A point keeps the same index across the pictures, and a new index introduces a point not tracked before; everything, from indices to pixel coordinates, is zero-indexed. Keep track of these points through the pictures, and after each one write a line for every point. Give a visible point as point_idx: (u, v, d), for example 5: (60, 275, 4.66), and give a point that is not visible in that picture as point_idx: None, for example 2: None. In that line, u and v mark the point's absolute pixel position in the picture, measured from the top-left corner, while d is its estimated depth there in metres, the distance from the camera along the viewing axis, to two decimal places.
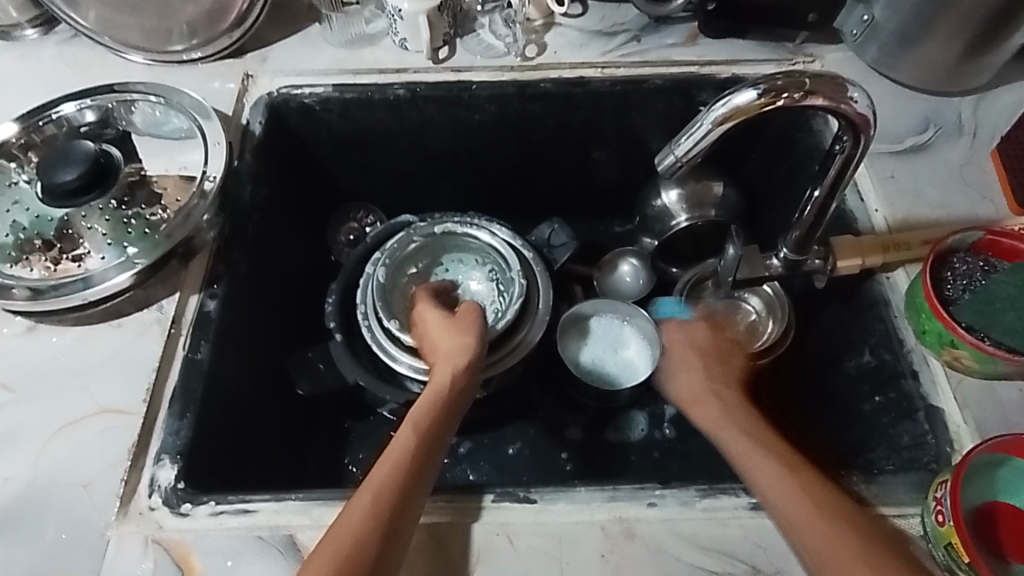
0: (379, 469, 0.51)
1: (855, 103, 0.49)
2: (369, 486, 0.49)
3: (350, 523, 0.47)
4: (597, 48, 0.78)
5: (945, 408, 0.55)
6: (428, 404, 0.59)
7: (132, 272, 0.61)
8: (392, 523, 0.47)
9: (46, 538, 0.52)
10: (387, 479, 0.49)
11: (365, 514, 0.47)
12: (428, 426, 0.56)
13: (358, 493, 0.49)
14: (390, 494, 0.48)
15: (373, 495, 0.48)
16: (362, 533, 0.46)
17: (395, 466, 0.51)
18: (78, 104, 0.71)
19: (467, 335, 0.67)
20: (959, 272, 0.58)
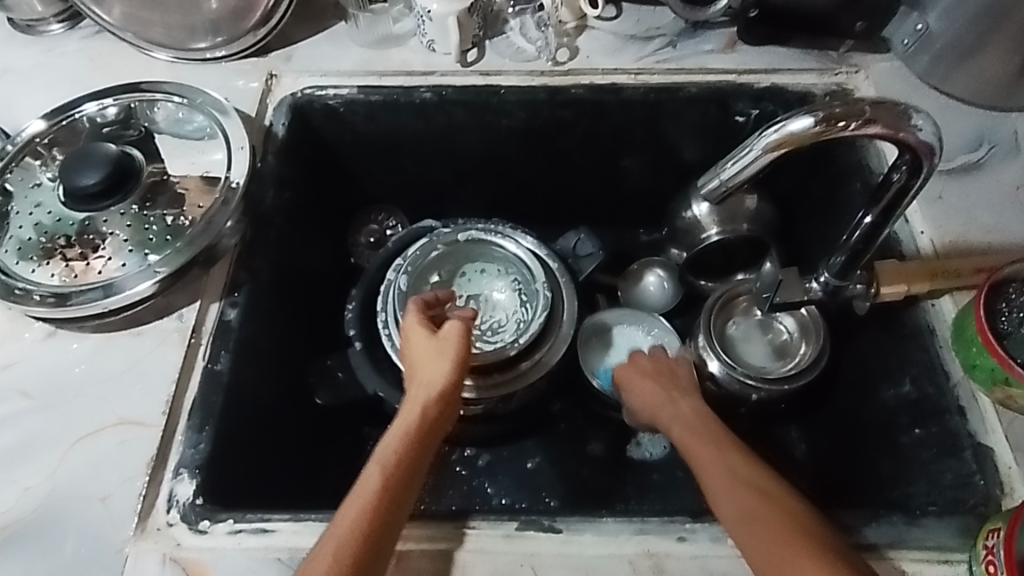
0: (343, 514, 0.47)
1: (918, 131, 0.47)
2: (332, 539, 0.46)
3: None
4: (631, 53, 0.75)
5: (996, 449, 0.53)
6: (402, 430, 0.53)
7: (153, 281, 0.60)
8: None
9: (63, 551, 0.52)
10: (346, 528, 0.46)
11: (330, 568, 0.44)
12: (399, 460, 0.51)
13: (321, 546, 0.46)
14: (349, 549, 0.45)
15: (337, 549, 0.45)
16: None
17: (360, 511, 0.47)
18: (100, 103, 0.70)
19: (454, 357, 0.58)
20: (1015, 303, 0.54)
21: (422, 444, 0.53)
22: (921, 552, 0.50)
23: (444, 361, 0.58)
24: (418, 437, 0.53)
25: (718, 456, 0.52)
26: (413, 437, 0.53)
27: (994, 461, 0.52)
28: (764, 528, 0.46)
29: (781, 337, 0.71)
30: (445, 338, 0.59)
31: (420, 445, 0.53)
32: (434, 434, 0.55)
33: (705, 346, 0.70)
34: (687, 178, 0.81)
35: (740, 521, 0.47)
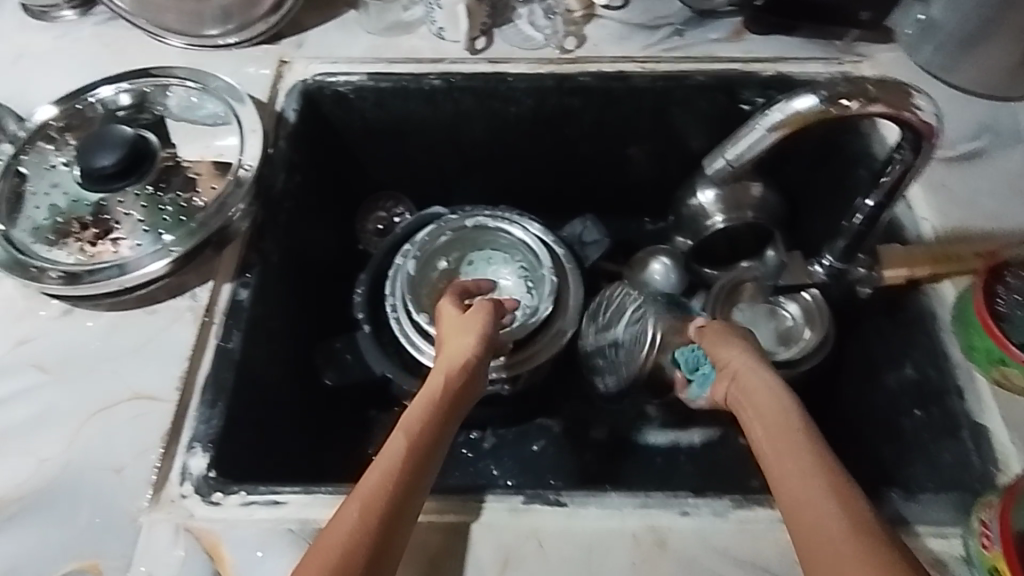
0: (367, 480, 0.46)
1: (920, 111, 0.48)
2: (358, 495, 0.45)
3: (336, 540, 0.42)
4: (638, 41, 0.76)
5: (991, 428, 0.54)
6: (427, 402, 0.53)
7: (168, 260, 0.61)
8: (382, 537, 0.43)
9: (80, 521, 0.53)
10: (369, 494, 0.45)
11: (353, 526, 0.43)
12: (424, 427, 0.51)
13: (344, 509, 0.44)
14: (374, 512, 0.43)
15: (361, 505, 0.44)
16: (352, 546, 0.42)
17: (384, 478, 0.46)
18: (115, 88, 0.71)
19: (478, 335, 0.60)
20: (1013, 287, 0.55)
21: (447, 416, 0.53)
22: (919, 528, 0.51)
23: (468, 340, 0.59)
24: (442, 411, 0.53)
25: (776, 429, 0.46)
26: (439, 407, 0.52)
27: (992, 442, 0.53)
28: (817, 505, 0.40)
29: (785, 324, 0.70)
30: (472, 320, 0.61)
31: (443, 418, 0.52)
32: (458, 409, 0.54)
33: None
34: (693, 167, 0.81)
35: (791, 500, 0.42)
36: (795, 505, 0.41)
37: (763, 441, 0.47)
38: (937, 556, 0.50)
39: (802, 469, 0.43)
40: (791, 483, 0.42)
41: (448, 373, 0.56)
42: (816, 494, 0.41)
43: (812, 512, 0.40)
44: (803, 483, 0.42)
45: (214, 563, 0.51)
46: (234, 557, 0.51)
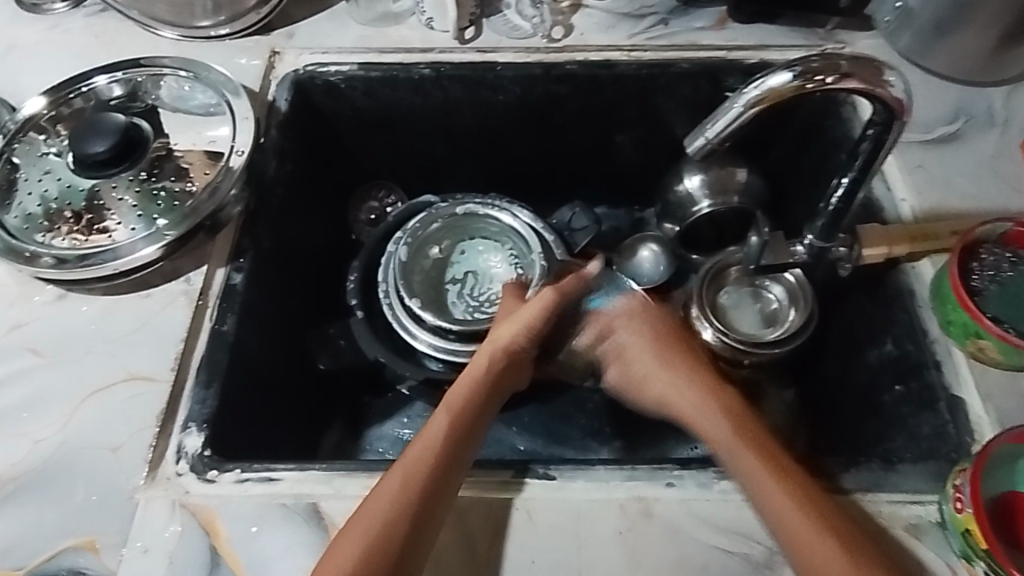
0: (413, 450, 0.51)
1: (891, 87, 0.50)
2: (400, 467, 0.50)
3: (379, 507, 0.47)
4: (624, 30, 0.77)
5: (967, 400, 0.55)
6: (474, 383, 0.56)
7: (162, 244, 0.62)
8: (420, 506, 0.48)
9: (76, 499, 0.54)
10: (412, 468, 0.49)
11: (394, 495, 0.48)
12: (466, 408, 0.54)
13: (389, 474, 0.49)
14: (417, 486, 0.48)
15: (402, 476, 0.49)
16: (390, 514, 0.47)
17: (426, 453, 0.50)
18: (109, 77, 0.72)
19: (534, 323, 0.61)
20: (986, 263, 0.58)
21: (488, 399, 0.56)
22: (896, 496, 0.52)
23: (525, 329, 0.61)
24: (485, 395, 0.56)
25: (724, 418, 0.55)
26: (482, 390, 0.56)
27: (967, 413, 0.55)
28: (767, 482, 0.49)
29: (771, 306, 0.72)
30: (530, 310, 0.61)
31: (487, 401, 0.56)
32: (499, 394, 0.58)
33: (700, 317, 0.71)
34: (679, 154, 0.83)
35: (750, 483, 0.50)
36: (772, 502, 0.48)
37: (727, 439, 0.53)
38: (914, 521, 0.51)
39: (784, 479, 0.49)
40: (776, 488, 0.48)
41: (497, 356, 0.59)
42: (799, 505, 0.47)
43: (796, 514, 0.47)
44: (786, 490, 0.48)
45: (210, 537, 0.52)
46: (230, 532, 0.52)
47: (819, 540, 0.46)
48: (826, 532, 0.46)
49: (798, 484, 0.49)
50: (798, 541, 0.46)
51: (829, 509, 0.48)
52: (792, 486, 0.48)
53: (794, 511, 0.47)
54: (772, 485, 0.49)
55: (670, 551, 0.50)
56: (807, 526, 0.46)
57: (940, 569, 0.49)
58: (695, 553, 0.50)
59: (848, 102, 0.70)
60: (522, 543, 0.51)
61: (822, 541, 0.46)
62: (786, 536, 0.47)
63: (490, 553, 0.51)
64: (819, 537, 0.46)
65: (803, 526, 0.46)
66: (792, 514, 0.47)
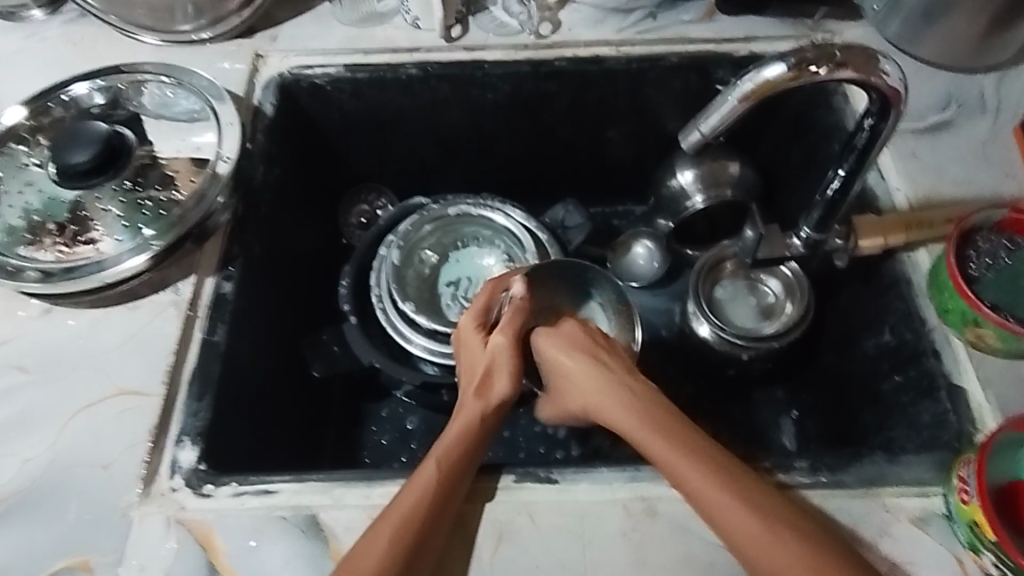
0: (402, 500, 0.48)
1: (886, 76, 0.49)
2: (390, 518, 0.47)
3: (369, 563, 0.45)
4: (612, 25, 0.76)
5: (968, 388, 0.55)
6: (462, 430, 0.53)
7: (148, 255, 0.60)
8: (411, 559, 0.46)
9: (69, 518, 0.52)
10: (399, 523, 0.47)
11: (387, 548, 0.46)
12: (456, 457, 0.51)
13: (377, 525, 0.47)
14: (401, 545, 0.46)
15: (396, 527, 0.47)
16: (384, 567, 0.45)
17: (415, 507, 0.48)
18: (89, 85, 0.70)
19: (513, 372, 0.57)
20: (983, 250, 0.58)
21: (478, 445, 0.53)
22: (901, 487, 0.52)
23: (504, 371, 0.57)
24: (477, 436, 0.53)
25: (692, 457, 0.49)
26: (472, 437, 0.53)
27: (967, 400, 0.55)
28: (753, 532, 0.45)
29: (767, 299, 0.73)
30: (493, 348, 0.58)
31: (477, 444, 0.53)
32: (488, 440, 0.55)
33: (696, 312, 0.72)
34: (670, 150, 0.82)
35: (747, 539, 0.45)
36: (721, 508, 0.46)
37: (649, 433, 0.51)
38: (919, 512, 0.51)
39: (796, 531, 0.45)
40: (700, 477, 0.47)
41: (483, 405, 0.55)
42: (784, 526, 0.45)
43: (738, 507, 0.46)
44: (700, 462, 0.48)
45: (208, 553, 0.51)
46: (227, 546, 0.51)
47: (763, 529, 0.45)
48: (784, 533, 0.44)
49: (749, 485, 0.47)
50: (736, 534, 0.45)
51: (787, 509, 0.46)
52: (718, 469, 0.48)
53: (731, 504, 0.46)
54: (687, 461, 0.48)
55: (675, 550, 0.50)
56: (774, 537, 0.44)
57: (945, 559, 0.49)
58: (701, 551, 0.50)
59: (839, 92, 0.70)
60: (526, 547, 0.50)
61: (786, 548, 0.44)
62: (722, 525, 0.46)
63: (494, 558, 0.50)
64: (775, 541, 0.44)
65: (725, 503, 0.46)
66: (712, 495, 0.47)
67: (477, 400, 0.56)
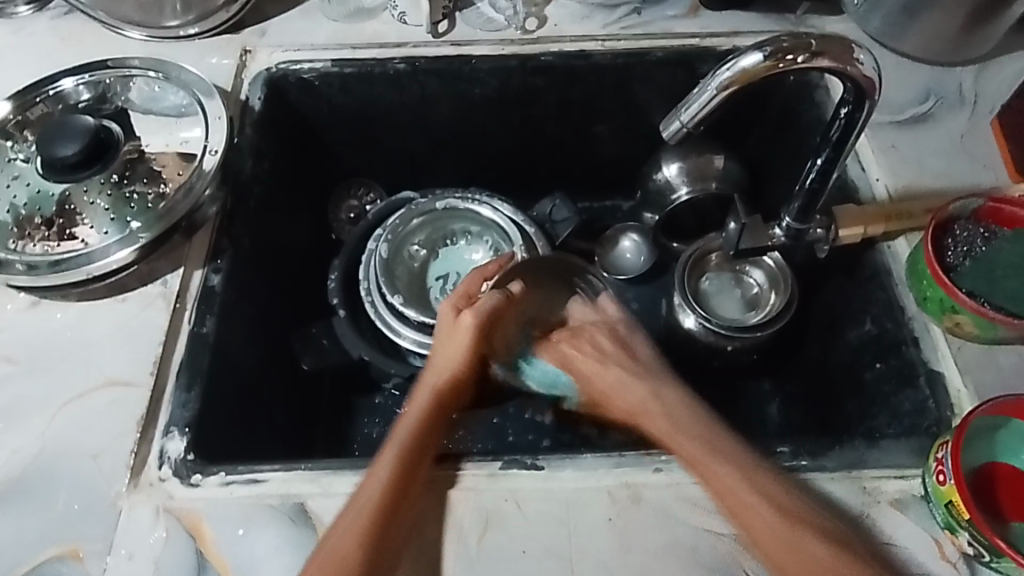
0: (363, 493, 0.50)
1: (861, 65, 0.50)
2: (352, 511, 0.49)
3: (335, 555, 0.47)
4: (598, 20, 0.77)
5: (946, 374, 0.56)
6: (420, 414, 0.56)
7: (136, 247, 0.61)
8: (375, 548, 0.48)
9: (57, 508, 0.53)
10: (359, 518, 0.49)
11: (351, 540, 0.48)
12: (411, 441, 0.53)
13: (341, 520, 0.49)
14: (366, 534, 0.48)
15: (357, 519, 0.49)
16: (348, 558, 0.47)
17: (375, 497, 0.50)
18: (77, 79, 0.70)
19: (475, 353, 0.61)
20: (960, 239, 0.59)
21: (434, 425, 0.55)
22: (881, 471, 0.53)
23: (465, 351, 0.61)
24: (431, 425, 0.55)
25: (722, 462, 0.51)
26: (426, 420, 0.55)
27: (946, 386, 0.56)
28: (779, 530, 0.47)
29: (752, 291, 0.74)
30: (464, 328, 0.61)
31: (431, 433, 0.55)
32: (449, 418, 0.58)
33: (681, 304, 0.72)
34: (657, 143, 0.83)
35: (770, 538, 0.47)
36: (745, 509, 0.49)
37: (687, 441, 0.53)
38: (898, 495, 0.52)
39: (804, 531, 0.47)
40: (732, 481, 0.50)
41: (437, 386, 0.58)
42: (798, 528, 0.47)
43: (705, 457, 0.51)
44: (702, 442, 0.52)
45: (196, 541, 0.51)
46: (216, 534, 0.51)
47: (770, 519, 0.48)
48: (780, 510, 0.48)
49: (725, 450, 0.52)
50: (709, 485, 0.51)
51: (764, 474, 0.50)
52: (684, 432, 0.53)
53: (731, 480, 0.50)
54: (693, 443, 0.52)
55: (660, 535, 0.51)
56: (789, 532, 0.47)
57: (924, 541, 0.50)
58: (685, 535, 0.51)
59: (821, 85, 0.71)
60: (513, 532, 0.51)
61: (761, 505, 0.48)
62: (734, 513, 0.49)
63: (481, 545, 0.50)
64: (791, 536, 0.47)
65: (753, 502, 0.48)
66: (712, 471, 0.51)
67: (433, 382, 0.59)
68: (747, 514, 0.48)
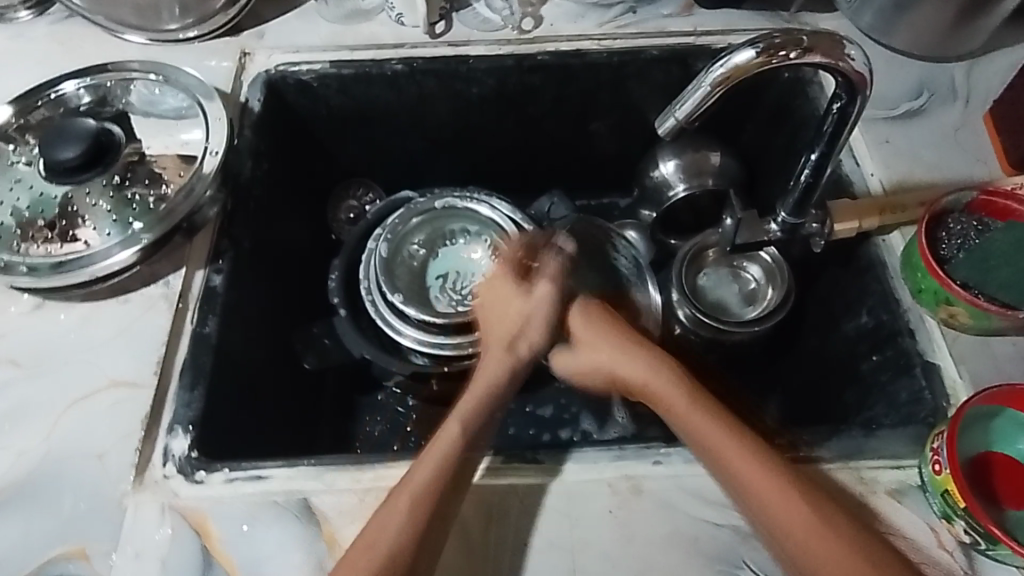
0: (416, 476, 0.49)
1: (852, 60, 0.51)
2: (407, 488, 0.48)
3: (388, 534, 0.46)
4: (593, 19, 0.78)
5: (942, 364, 0.57)
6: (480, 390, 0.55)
7: (138, 248, 0.61)
8: (425, 533, 0.47)
9: (64, 508, 0.53)
10: (423, 500, 0.48)
11: (402, 523, 0.47)
12: (475, 419, 0.53)
13: (387, 506, 0.48)
14: (419, 520, 0.47)
15: (415, 498, 0.48)
16: (402, 540, 0.46)
17: (438, 473, 0.49)
18: (77, 83, 0.70)
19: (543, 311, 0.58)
20: (954, 231, 0.60)
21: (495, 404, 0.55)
22: (878, 461, 0.54)
23: (539, 323, 0.57)
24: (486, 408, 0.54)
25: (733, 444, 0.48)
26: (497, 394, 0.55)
27: (942, 377, 0.57)
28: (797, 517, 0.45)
29: (749, 286, 0.74)
30: (542, 296, 0.57)
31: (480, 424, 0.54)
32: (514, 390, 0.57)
33: (680, 300, 0.73)
34: (654, 140, 0.84)
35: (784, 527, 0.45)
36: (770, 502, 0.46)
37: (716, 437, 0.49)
38: (895, 485, 0.53)
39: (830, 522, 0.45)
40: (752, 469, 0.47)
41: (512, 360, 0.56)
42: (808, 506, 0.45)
43: (731, 443, 0.48)
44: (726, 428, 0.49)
45: (202, 538, 0.52)
46: (221, 531, 0.52)
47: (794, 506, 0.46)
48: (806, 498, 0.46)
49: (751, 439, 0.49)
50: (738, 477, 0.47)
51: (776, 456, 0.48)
52: (707, 410, 0.51)
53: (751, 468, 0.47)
54: (715, 427, 0.50)
55: (661, 525, 0.51)
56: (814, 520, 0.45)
57: (921, 528, 0.51)
58: (685, 526, 0.51)
59: (815, 82, 0.72)
60: (515, 526, 0.51)
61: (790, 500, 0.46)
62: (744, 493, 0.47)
63: (483, 539, 0.51)
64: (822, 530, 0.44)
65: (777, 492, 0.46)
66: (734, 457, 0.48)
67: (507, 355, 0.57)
68: (761, 481, 0.47)
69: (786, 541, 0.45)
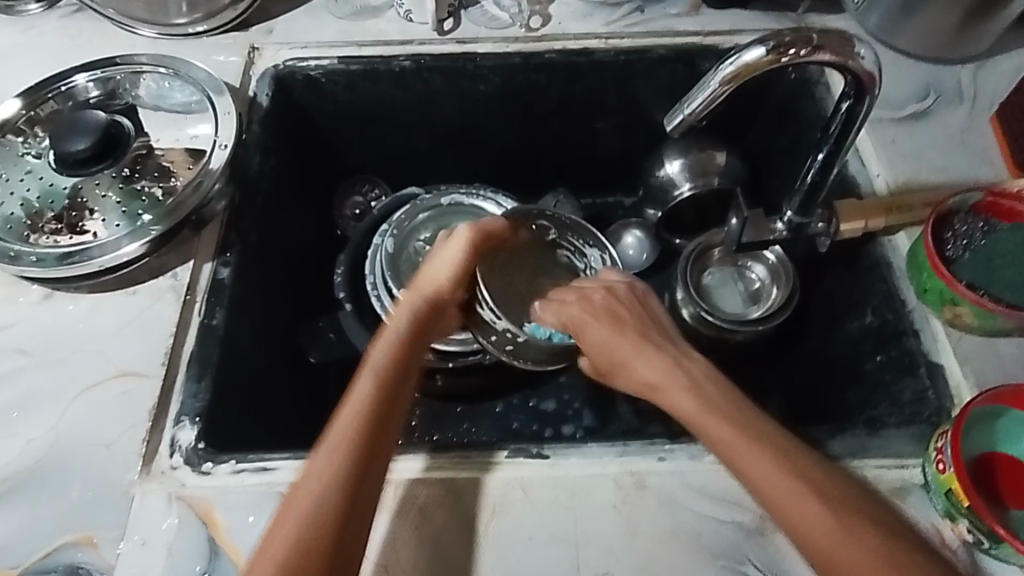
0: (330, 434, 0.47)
1: (861, 59, 0.51)
2: (325, 447, 0.46)
3: (308, 496, 0.44)
4: (600, 18, 0.78)
5: (945, 365, 0.57)
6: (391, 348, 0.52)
7: (146, 241, 0.61)
8: (356, 495, 0.45)
9: (71, 497, 0.53)
10: (332, 462, 0.45)
11: (321, 485, 0.44)
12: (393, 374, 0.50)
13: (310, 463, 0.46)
14: (340, 481, 0.44)
15: (330, 459, 0.45)
16: (322, 503, 0.43)
17: (349, 432, 0.46)
18: (88, 75, 0.71)
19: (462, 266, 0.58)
20: (960, 232, 0.60)
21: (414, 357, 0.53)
22: (882, 460, 0.54)
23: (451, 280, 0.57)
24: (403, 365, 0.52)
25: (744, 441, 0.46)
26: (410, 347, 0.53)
27: (945, 377, 0.57)
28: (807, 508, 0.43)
29: (754, 285, 0.75)
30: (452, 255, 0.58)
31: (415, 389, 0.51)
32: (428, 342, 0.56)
33: (682, 299, 0.74)
34: (659, 139, 0.84)
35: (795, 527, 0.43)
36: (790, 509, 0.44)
37: (727, 436, 0.47)
38: (899, 483, 0.53)
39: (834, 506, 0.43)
40: (769, 467, 0.45)
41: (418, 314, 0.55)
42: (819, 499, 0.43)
43: (741, 440, 0.47)
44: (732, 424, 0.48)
45: (209, 528, 0.52)
46: (228, 521, 0.52)
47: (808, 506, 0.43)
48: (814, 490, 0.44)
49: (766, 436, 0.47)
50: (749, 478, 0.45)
51: (806, 461, 0.46)
52: (710, 398, 0.50)
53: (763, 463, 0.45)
54: (722, 424, 0.48)
55: (665, 520, 0.52)
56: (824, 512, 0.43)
57: (925, 527, 0.51)
58: (690, 522, 0.51)
59: (821, 82, 0.72)
60: (519, 520, 0.52)
61: (806, 501, 0.43)
62: (763, 494, 0.45)
63: (488, 532, 0.51)
64: (847, 536, 0.42)
65: (795, 490, 0.44)
66: (743, 452, 0.46)
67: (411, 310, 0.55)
68: (774, 483, 0.44)
69: (807, 545, 0.43)
